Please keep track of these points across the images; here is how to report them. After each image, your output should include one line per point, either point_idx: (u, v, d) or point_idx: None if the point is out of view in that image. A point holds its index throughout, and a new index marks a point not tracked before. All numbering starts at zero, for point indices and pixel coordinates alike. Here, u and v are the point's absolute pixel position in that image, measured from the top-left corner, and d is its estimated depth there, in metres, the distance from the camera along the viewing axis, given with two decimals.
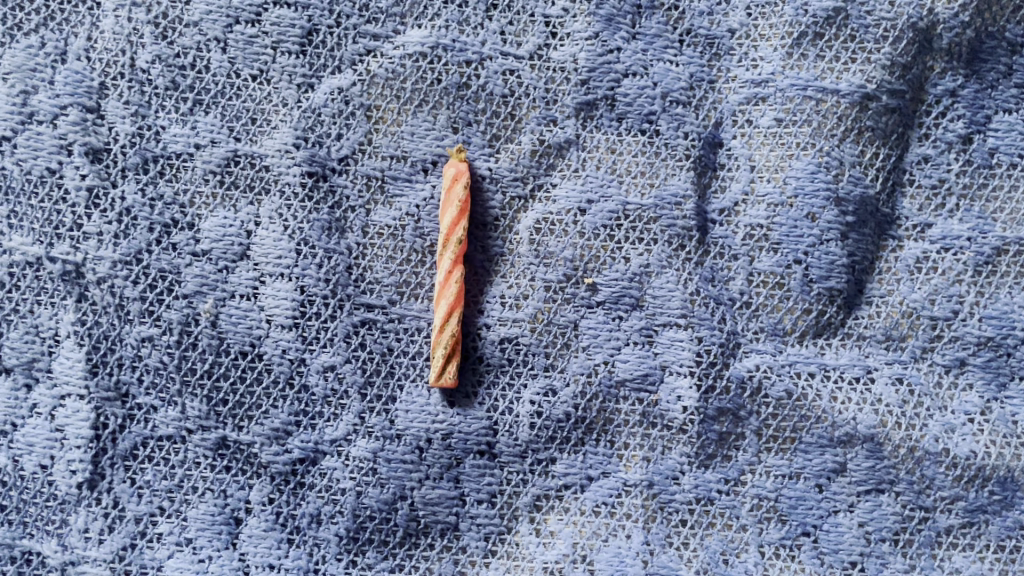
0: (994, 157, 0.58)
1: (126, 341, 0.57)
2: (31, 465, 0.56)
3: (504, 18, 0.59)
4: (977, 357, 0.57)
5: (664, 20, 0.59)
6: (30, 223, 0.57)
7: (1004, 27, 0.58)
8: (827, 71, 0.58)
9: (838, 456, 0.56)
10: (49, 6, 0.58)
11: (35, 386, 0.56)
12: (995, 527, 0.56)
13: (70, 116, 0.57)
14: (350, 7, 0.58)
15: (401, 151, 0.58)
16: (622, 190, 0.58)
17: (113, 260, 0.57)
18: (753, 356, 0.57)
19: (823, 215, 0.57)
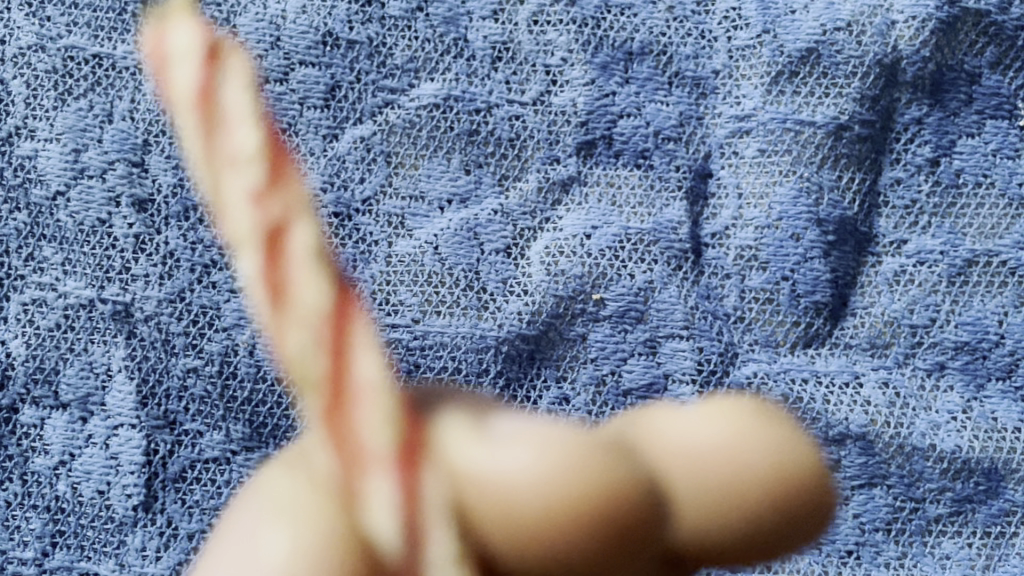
0: (959, 178, 0.64)
1: (172, 372, 0.61)
2: (89, 491, 0.60)
3: (508, 68, 0.66)
4: (955, 360, 0.62)
5: (653, 65, 0.66)
6: (82, 269, 0.62)
7: (962, 60, 0.64)
8: (803, 105, 0.64)
9: (833, 454, 0.61)
10: (96, 74, 0.65)
11: (89, 419, 0.61)
12: (982, 514, 0.60)
13: (117, 170, 0.63)
14: (369, 65, 0.66)
15: (418, 192, 0.64)
16: (622, 218, 0.64)
17: (159, 299, 0.62)
18: (751, 364, 0.62)
19: (806, 235, 0.63)
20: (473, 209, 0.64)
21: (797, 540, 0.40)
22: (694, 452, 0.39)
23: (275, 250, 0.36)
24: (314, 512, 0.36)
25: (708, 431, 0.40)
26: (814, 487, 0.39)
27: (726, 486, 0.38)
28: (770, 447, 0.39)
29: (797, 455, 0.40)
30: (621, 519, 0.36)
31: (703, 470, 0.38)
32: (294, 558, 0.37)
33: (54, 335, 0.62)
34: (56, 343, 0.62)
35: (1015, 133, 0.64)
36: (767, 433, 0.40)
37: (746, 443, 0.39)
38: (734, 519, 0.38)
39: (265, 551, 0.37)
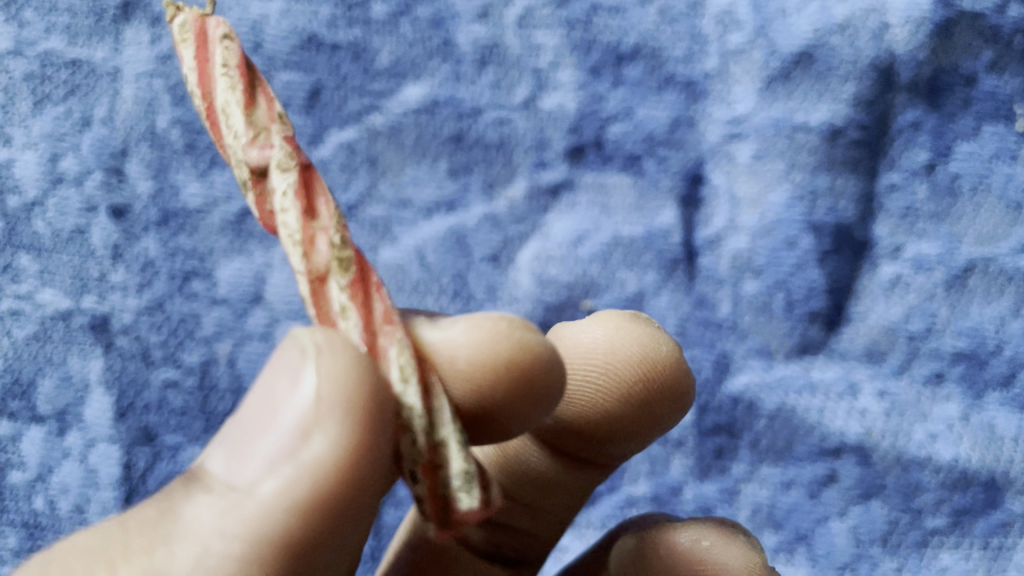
0: (957, 183, 0.62)
1: (151, 384, 0.60)
2: (67, 507, 0.59)
3: (496, 72, 0.65)
4: (953, 369, 0.60)
5: (645, 68, 0.64)
6: (60, 279, 0.61)
7: (958, 62, 0.63)
8: (797, 109, 0.63)
9: (830, 465, 0.59)
10: (74, 79, 0.63)
11: (66, 432, 0.59)
12: (982, 525, 0.57)
13: (96, 178, 0.62)
14: (353, 69, 0.64)
15: (404, 198, 0.63)
16: (613, 224, 0.63)
17: (138, 309, 0.60)
18: (745, 374, 0.61)
19: (801, 241, 0.61)
20: (460, 215, 0.63)
21: (675, 416, 0.52)
22: (588, 347, 0.51)
23: (309, 180, 0.35)
24: (331, 367, 0.32)
25: (599, 330, 0.51)
26: (679, 364, 0.51)
27: (610, 363, 0.50)
28: (644, 336, 0.51)
29: (664, 341, 0.51)
30: (535, 367, 0.40)
31: (592, 355, 0.51)
32: (323, 393, 0.32)
33: (31, 347, 0.60)
34: (33, 355, 0.60)
35: (1013, 139, 0.62)
36: (645, 324, 0.52)
37: (625, 336, 0.51)
38: (620, 385, 0.50)
39: (291, 386, 0.33)
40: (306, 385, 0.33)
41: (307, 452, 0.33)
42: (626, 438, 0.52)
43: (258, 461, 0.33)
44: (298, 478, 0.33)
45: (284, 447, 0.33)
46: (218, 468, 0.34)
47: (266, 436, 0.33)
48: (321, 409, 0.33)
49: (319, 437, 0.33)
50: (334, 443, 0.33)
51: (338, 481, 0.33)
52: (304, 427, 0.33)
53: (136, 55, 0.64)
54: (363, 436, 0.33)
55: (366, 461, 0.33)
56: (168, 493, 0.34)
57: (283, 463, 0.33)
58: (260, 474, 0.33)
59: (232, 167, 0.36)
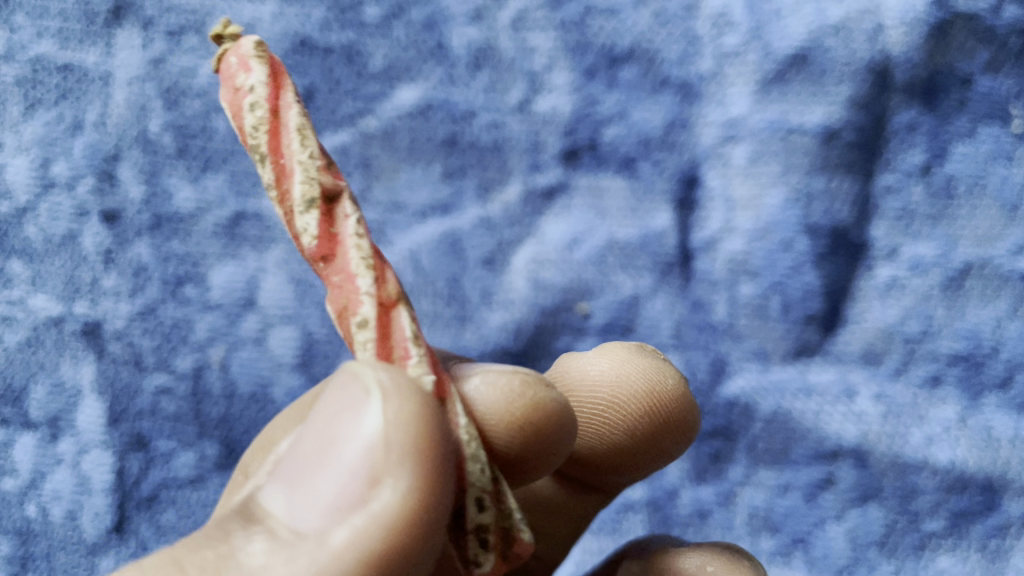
0: (953, 184, 0.62)
1: (143, 390, 0.59)
2: (59, 514, 0.58)
3: (490, 75, 0.64)
4: (950, 371, 0.60)
5: (639, 70, 0.64)
6: (52, 285, 0.61)
7: (953, 63, 0.63)
8: (792, 111, 0.63)
9: (827, 468, 0.59)
10: (66, 84, 0.63)
11: (58, 439, 0.59)
12: (980, 527, 0.57)
13: (87, 183, 0.61)
14: (346, 72, 0.64)
15: (398, 202, 0.63)
16: (608, 227, 0.63)
17: (131, 315, 0.60)
18: (741, 377, 0.61)
19: (797, 244, 0.61)
20: (454, 219, 0.63)
21: (680, 448, 0.52)
22: (594, 378, 0.51)
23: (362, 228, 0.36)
24: (398, 414, 0.30)
25: (603, 362, 0.52)
26: (683, 396, 0.51)
27: (616, 394, 0.50)
28: (647, 367, 0.51)
29: (669, 373, 0.51)
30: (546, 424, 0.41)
31: (599, 385, 0.51)
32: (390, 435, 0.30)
33: (23, 353, 0.60)
34: (24, 361, 0.60)
35: (1009, 140, 0.62)
36: (650, 355, 0.52)
37: (630, 368, 0.51)
38: (622, 416, 0.51)
39: (355, 427, 0.31)
40: (373, 424, 0.30)
41: (377, 500, 0.30)
42: (631, 469, 0.52)
43: (321, 506, 0.31)
44: (366, 529, 0.30)
45: (349, 494, 0.31)
46: (279, 512, 0.32)
47: (330, 479, 0.31)
48: (391, 455, 0.30)
49: (388, 484, 0.30)
50: (404, 494, 0.30)
51: (406, 537, 0.30)
52: (372, 473, 0.30)
53: (128, 59, 0.64)
54: (435, 486, 0.30)
55: (435, 515, 0.31)
56: (225, 536, 0.32)
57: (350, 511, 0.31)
58: (329, 521, 0.31)
59: (297, 181, 0.34)
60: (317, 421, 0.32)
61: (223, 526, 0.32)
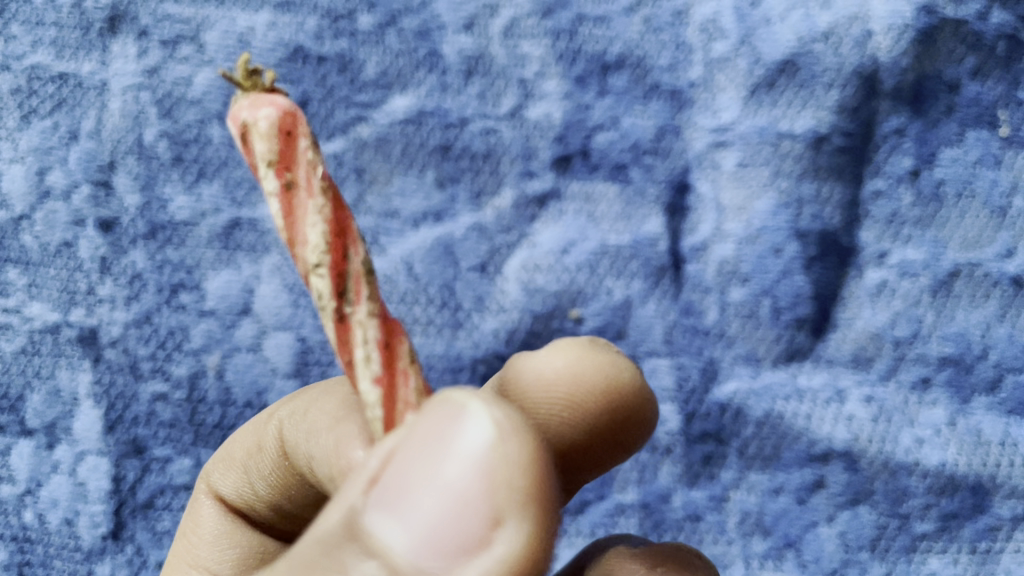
0: (941, 189, 0.62)
1: (139, 397, 0.60)
2: (56, 520, 0.59)
3: (483, 82, 0.65)
4: (940, 374, 0.60)
5: (630, 78, 0.65)
6: (48, 292, 0.61)
7: (941, 69, 0.63)
8: (782, 117, 0.63)
9: (817, 471, 0.59)
10: (61, 93, 0.63)
11: (55, 446, 0.59)
12: (969, 530, 0.58)
13: (83, 192, 0.62)
14: (339, 80, 0.65)
15: (391, 209, 0.63)
16: (600, 233, 0.63)
17: (126, 322, 0.61)
18: (732, 381, 0.61)
19: (786, 250, 0.62)
20: (447, 226, 0.63)
21: (642, 439, 0.51)
22: (550, 378, 0.47)
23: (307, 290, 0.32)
24: (519, 453, 0.29)
25: (554, 358, 0.48)
26: (642, 389, 0.48)
27: (571, 393, 0.47)
28: (603, 361, 0.48)
29: (625, 365, 0.49)
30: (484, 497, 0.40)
31: (551, 384, 0.47)
32: (509, 470, 0.29)
33: (20, 360, 0.60)
34: (22, 368, 0.60)
35: (997, 144, 0.62)
36: (602, 349, 0.50)
37: (586, 363, 0.48)
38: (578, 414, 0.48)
39: (468, 460, 0.29)
40: (487, 454, 0.29)
41: (501, 542, 0.29)
42: (588, 464, 0.50)
43: (439, 545, 0.29)
44: (493, 570, 0.29)
45: (470, 534, 0.29)
46: (391, 547, 0.29)
47: (452, 516, 0.29)
48: (515, 495, 0.29)
49: (510, 526, 0.29)
50: (528, 537, 0.29)
51: None
52: (495, 513, 0.29)
53: (123, 68, 0.64)
54: (549, 524, 0.30)
55: (548, 553, 0.30)
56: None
57: (471, 551, 0.29)
58: (452, 559, 0.29)
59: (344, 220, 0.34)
60: (417, 448, 0.29)
61: (324, 558, 0.29)
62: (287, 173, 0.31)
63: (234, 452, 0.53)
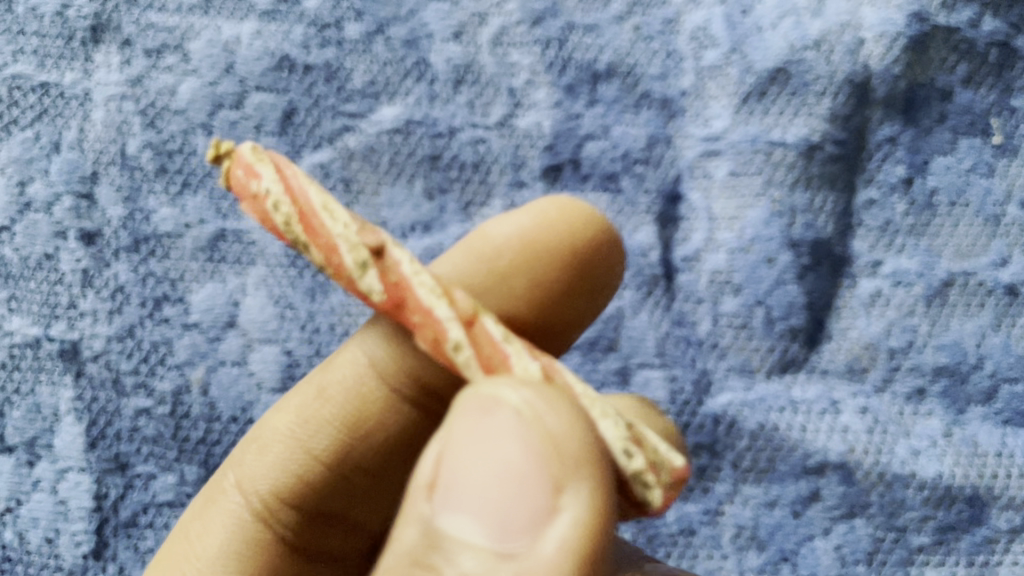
0: (934, 199, 0.62)
1: (122, 413, 0.59)
2: (37, 539, 0.57)
3: (472, 91, 0.64)
4: (935, 385, 0.60)
5: (620, 87, 0.65)
6: (28, 307, 0.60)
7: (932, 77, 0.63)
8: (774, 125, 0.63)
9: (812, 484, 0.58)
10: (42, 103, 0.63)
11: (35, 463, 0.58)
12: (966, 542, 0.57)
13: (65, 204, 0.61)
14: (326, 89, 0.64)
15: (379, 219, 0.62)
16: None
17: (109, 336, 0.59)
18: (726, 392, 0.60)
19: (779, 258, 0.61)
20: (435, 236, 0.62)
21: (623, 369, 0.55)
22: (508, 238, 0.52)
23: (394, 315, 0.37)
24: (558, 424, 0.31)
25: (497, 228, 0.52)
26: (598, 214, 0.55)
27: (529, 246, 0.51)
28: (554, 232, 0.52)
29: (589, 221, 0.53)
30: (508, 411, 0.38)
31: (506, 246, 0.51)
32: (556, 446, 0.31)
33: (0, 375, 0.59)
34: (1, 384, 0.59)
35: (990, 153, 0.62)
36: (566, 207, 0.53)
37: (535, 230, 0.52)
38: (529, 262, 0.51)
39: (511, 434, 0.31)
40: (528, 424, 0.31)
41: (568, 507, 0.31)
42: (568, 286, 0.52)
43: (518, 526, 0.31)
44: (569, 534, 0.30)
45: (537, 509, 0.31)
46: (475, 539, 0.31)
47: (512, 492, 0.31)
48: (569, 461, 0.31)
49: (570, 493, 0.31)
50: (591, 495, 0.31)
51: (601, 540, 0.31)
52: (555, 483, 0.31)
53: (106, 77, 0.63)
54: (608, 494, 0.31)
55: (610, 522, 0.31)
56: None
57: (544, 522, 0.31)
58: (532, 533, 0.31)
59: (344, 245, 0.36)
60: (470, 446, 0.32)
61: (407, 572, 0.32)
62: (335, 268, 0.37)
63: (267, 441, 0.52)
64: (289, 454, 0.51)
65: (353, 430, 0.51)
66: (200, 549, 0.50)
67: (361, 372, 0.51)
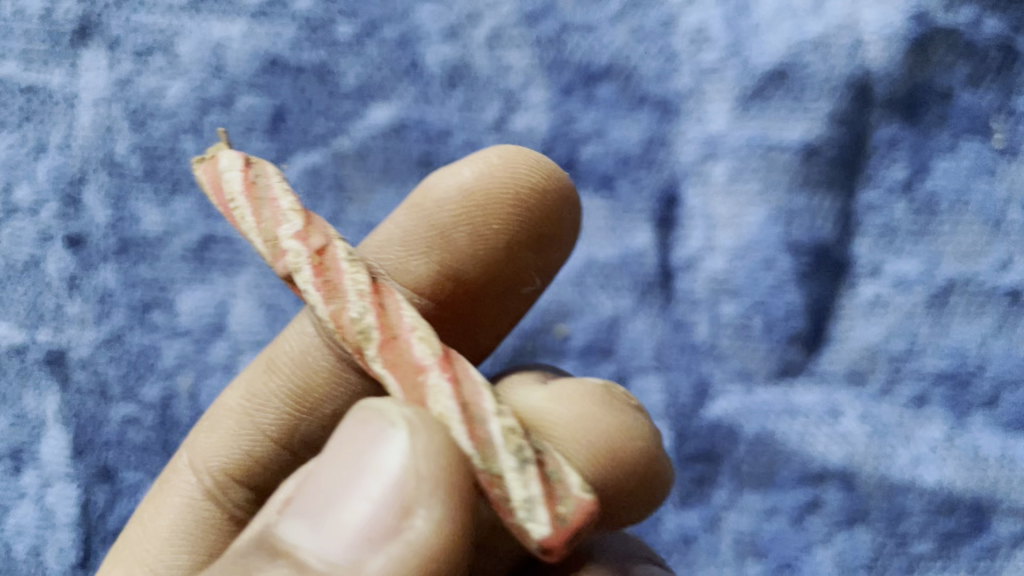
0: (935, 200, 0.61)
1: (109, 421, 0.57)
2: (23, 550, 0.56)
3: (466, 93, 0.64)
4: (936, 389, 0.58)
5: (616, 89, 0.64)
6: (13, 313, 0.59)
7: (932, 78, 0.62)
8: (771, 125, 0.62)
9: (813, 491, 0.57)
10: (30, 108, 0.62)
11: (22, 471, 0.57)
12: (969, 549, 0.55)
13: (52, 209, 0.60)
14: (318, 92, 0.63)
15: (372, 222, 0.61)
16: (588, 242, 0.63)
17: (96, 342, 0.58)
18: (726, 397, 0.59)
19: (778, 262, 0.60)
20: None
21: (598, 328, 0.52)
22: (458, 192, 0.50)
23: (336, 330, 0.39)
24: (426, 447, 0.31)
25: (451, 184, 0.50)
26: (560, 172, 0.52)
27: (474, 200, 0.50)
28: (505, 178, 0.50)
29: (536, 172, 0.50)
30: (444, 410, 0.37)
31: (448, 199, 0.50)
32: (410, 469, 0.31)
33: None
34: None
35: (991, 155, 0.61)
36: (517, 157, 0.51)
37: (489, 179, 0.50)
38: (481, 210, 0.50)
39: (379, 470, 0.31)
40: (399, 468, 0.31)
41: (412, 529, 0.31)
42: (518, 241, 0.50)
43: (352, 539, 0.31)
44: (400, 557, 0.30)
45: (381, 524, 0.31)
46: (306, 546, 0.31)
47: (357, 507, 0.31)
48: (423, 484, 0.31)
49: (421, 514, 0.31)
50: (439, 516, 0.31)
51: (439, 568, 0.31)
52: (405, 504, 0.31)
53: (94, 80, 0.62)
54: (461, 516, 0.31)
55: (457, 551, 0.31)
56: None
57: (381, 541, 0.30)
58: (364, 547, 0.30)
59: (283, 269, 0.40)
60: (332, 455, 0.32)
61: (236, 566, 0.33)
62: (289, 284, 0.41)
63: (217, 413, 0.52)
64: (240, 430, 0.51)
65: (301, 404, 0.50)
66: (154, 531, 0.50)
67: (308, 341, 0.50)
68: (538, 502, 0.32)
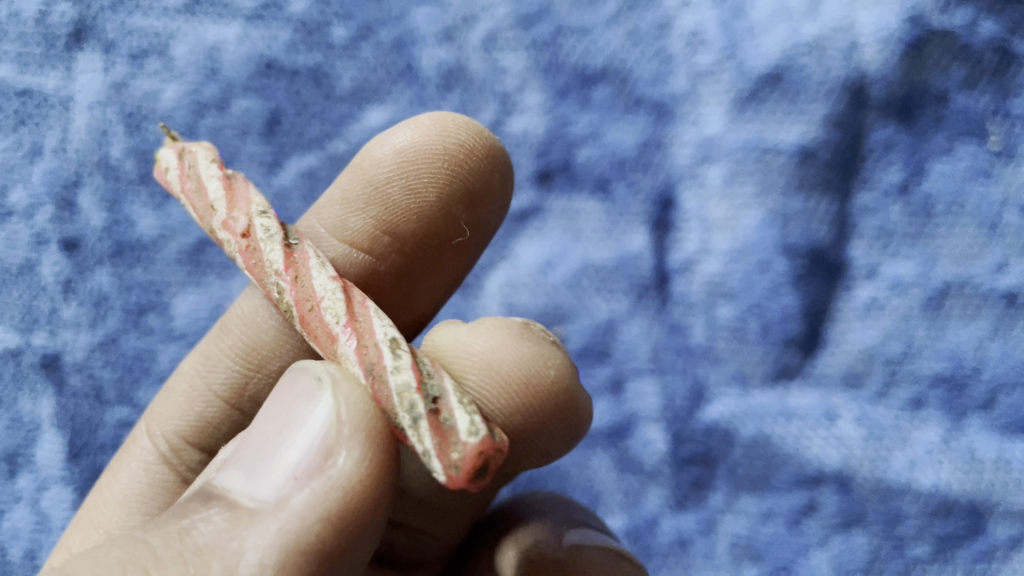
0: (931, 202, 0.61)
1: (105, 424, 0.58)
2: (17, 553, 0.55)
3: (462, 97, 0.64)
4: (934, 391, 0.58)
5: (612, 92, 0.64)
6: (7, 317, 0.59)
7: (928, 79, 0.62)
8: (767, 129, 0.62)
9: (809, 494, 0.57)
10: (23, 111, 0.62)
11: (16, 475, 0.56)
12: (966, 551, 0.54)
13: (47, 212, 0.60)
14: (313, 95, 0.63)
15: None
16: (583, 248, 0.63)
17: (91, 346, 0.58)
18: (722, 401, 0.60)
19: (773, 265, 0.60)
20: None
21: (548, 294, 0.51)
22: (395, 152, 0.51)
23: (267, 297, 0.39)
24: (348, 394, 0.32)
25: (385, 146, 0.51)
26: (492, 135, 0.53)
27: (408, 160, 0.51)
28: (437, 139, 0.51)
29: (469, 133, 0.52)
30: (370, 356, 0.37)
31: (384, 162, 0.51)
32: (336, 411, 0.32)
33: None
34: None
35: (987, 157, 0.61)
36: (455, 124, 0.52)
37: (425, 137, 0.51)
38: (415, 174, 0.51)
39: (308, 422, 0.32)
40: (326, 419, 0.32)
41: (336, 467, 0.32)
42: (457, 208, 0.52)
43: (282, 478, 0.32)
44: (323, 493, 0.31)
45: (307, 464, 0.32)
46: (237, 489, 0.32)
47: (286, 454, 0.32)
48: (345, 428, 0.32)
49: (342, 454, 0.32)
50: (361, 456, 0.32)
51: (360, 502, 0.32)
52: (328, 446, 0.32)
53: (89, 83, 0.62)
54: (385, 458, 0.32)
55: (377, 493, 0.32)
56: (180, 514, 0.32)
57: (307, 480, 0.32)
58: (291, 485, 0.32)
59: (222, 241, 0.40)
60: (267, 410, 0.34)
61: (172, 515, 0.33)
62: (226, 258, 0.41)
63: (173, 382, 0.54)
64: (193, 396, 0.53)
65: (249, 362, 0.52)
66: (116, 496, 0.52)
67: (256, 305, 0.52)
68: (431, 450, 0.31)
